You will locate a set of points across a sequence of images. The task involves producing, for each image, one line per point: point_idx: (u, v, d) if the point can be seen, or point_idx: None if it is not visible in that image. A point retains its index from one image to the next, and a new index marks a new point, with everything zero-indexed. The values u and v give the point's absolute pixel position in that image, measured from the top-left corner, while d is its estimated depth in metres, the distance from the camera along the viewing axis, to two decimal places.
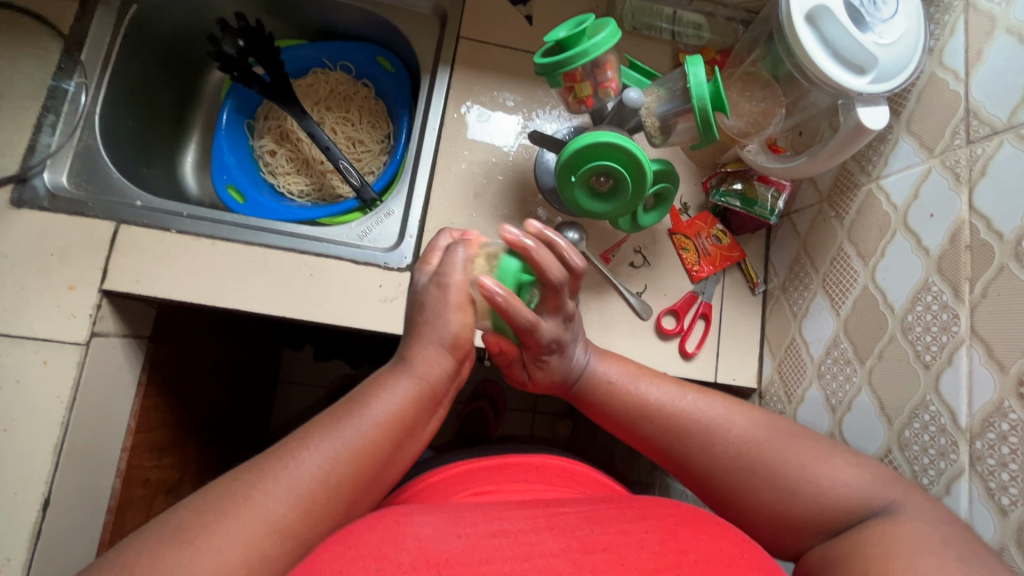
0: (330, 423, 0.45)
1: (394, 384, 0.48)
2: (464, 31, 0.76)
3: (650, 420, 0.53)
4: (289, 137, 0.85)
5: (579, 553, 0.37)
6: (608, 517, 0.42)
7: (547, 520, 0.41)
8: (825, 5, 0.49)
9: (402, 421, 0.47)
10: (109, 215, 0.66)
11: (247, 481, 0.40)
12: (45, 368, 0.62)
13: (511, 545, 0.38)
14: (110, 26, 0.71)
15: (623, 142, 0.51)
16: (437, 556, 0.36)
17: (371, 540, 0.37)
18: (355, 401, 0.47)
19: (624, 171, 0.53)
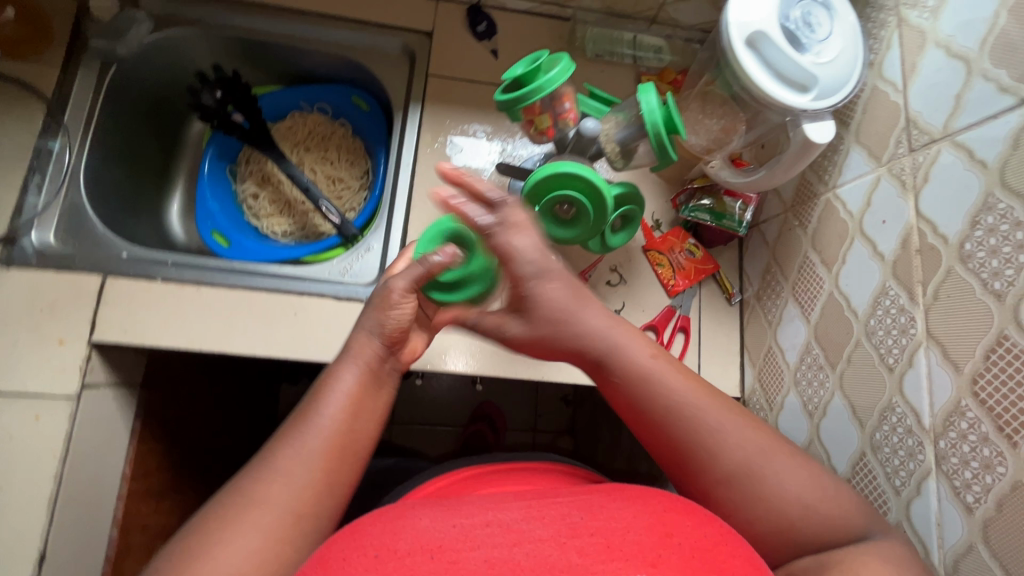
0: (293, 424, 0.48)
1: (344, 375, 0.50)
2: (433, 69, 0.79)
3: (682, 417, 0.50)
4: (270, 179, 0.87)
5: (567, 537, 0.38)
6: (597, 498, 0.42)
7: (539, 508, 0.40)
8: (763, 30, 0.51)
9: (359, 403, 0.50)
10: (97, 268, 0.68)
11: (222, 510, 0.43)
12: (37, 424, 0.63)
13: (501, 532, 0.38)
14: (92, 85, 0.73)
15: (581, 170, 0.53)
16: (431, 541, 0.37)
17: (373, 530, 0.39)
18: (312, 396, 0.50)
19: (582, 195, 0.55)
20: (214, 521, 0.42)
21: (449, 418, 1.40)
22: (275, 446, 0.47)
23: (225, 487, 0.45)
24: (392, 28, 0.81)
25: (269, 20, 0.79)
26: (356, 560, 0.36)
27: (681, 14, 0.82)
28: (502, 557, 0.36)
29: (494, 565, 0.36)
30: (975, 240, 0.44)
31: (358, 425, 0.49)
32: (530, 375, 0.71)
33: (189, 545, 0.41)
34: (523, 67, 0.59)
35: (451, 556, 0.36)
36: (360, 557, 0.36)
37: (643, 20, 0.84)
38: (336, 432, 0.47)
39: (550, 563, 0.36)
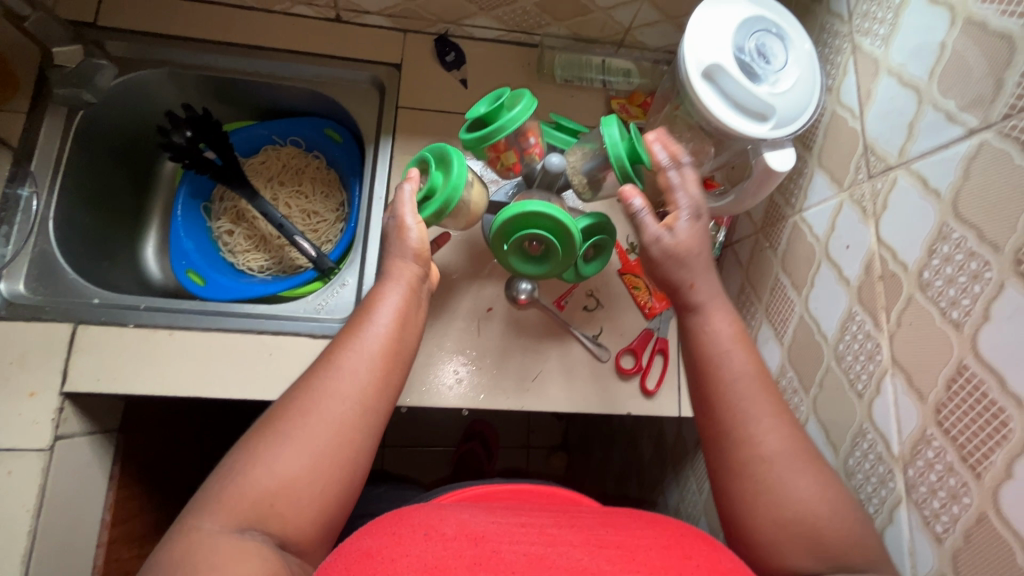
0: (349, 331, 0.52)
1: (391, 292, 0.54)
2: (403, 101, 0.79)
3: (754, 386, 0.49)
4: (245, 216, 0.87)
5: (596, 546, 0.37)
6: (621, 523, 0.42)
7: (570, 523, 0.42)
8: (718, 63, 0.52)
9: (407, 314, 0.54)
10: (68, 316, 0.67)
11: (286, 413, 0.47)
12: (10, 478, 0.62)
13: (537, 534, 0.39)
14: (59, 131, 0.73)
15: (547, 209, 0.53)
16: (475, 532, 0.38)
17: (420, 515, 0.40)
18: (363, 307, 0.54)
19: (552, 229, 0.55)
20: (290, 403, 0.48)
21: (439, 440, 1.38)
22: (336, 345, 0.51)
23: (286, 395, 0.48)
24: (361, 61, 0.81)
25: (237, 58, 0.79)
26: (407, 534, 0.37)
27: (647, 38, 0.83)
28: (537, 552, 0.36)
29: (532, 559, 0.35)
30: (932, 268, 0.44)
31: (407, 332, 0.54)
32: (509, 406, 0.71)
33: (259, 446, 0.45)
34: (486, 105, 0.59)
35: (494, 546, 0.36)
36: (410, 534, 0.37)
37: (610, 44, 0.84)
38: (387, 340, 0.51)
39: (579, 562, 0.35)
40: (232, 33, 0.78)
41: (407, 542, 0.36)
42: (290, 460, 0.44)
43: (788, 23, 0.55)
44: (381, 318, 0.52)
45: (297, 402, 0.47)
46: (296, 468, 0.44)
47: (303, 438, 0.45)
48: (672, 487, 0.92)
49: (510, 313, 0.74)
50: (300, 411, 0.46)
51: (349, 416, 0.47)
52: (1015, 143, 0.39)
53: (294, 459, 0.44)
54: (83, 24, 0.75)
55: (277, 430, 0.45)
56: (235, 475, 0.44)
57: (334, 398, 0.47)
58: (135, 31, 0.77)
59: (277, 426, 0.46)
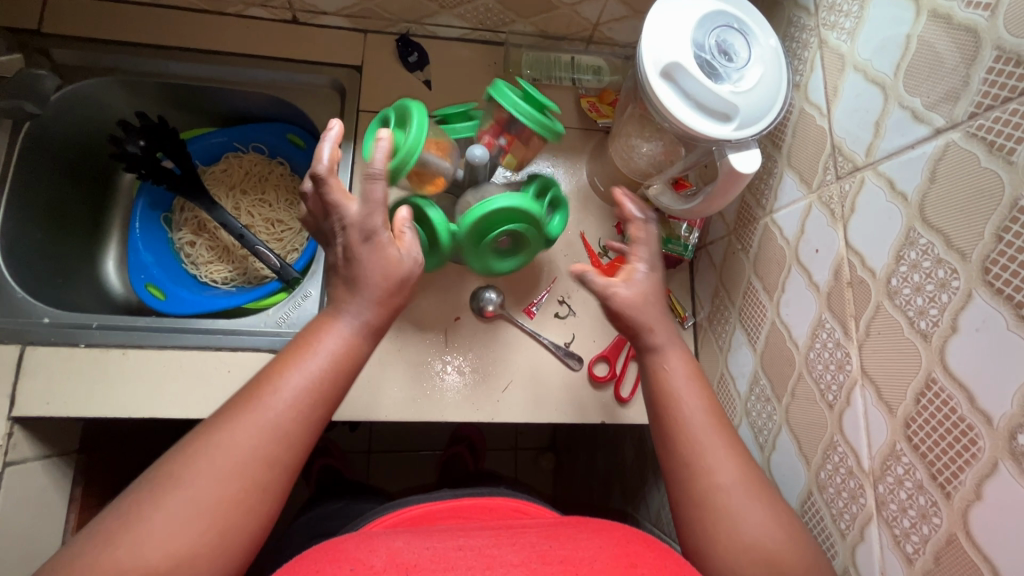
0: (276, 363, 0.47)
1: (335, 325, 0.48)
2: (364, 105, 0.77)
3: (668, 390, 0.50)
4: (207, 226, 0.85)
5: (538, 564, 0.38)
6: (567, 535, 0.42)
7: (511, 539, 0.42)
8: (677, 61, 0.49)
9: (350, 363, 0.48)
10: (15, 338, 0.64)
11: (182, 459, 0.42)
12: None
13: (474, 556, 0.39)
14: (4, 144, 0.70)
15: (416, 121, 0.53)
16: (405, 562, 0.37)
17: (347, 548, 0.40)
18: (303, 342, 0.48)
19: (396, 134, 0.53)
20: (195, 445, 0.42)
21: (423, 445, 1.36)
22: (261, 378, 0.46)
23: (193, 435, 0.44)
24: (321, 64, 0.78)
25: (190, 64, 0.76)
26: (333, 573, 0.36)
27: (617, 33, 0.80)
28: None
29: None
30: (900, 275, 0.42)
31: (343, 382, 0.48)
32: (478, 418, 0.69)
33: (146, 494, 0.40)
34: (521, 97, 0.57)
35: None
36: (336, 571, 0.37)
37: (579, 41, 0.81)
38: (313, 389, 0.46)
39: None
40: (184, 37, 0.75)
41: None
42: (178, 526, 0.39)
43: (751, 17, 0.53)
44: (317, 360, 0.47)
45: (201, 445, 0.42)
46: (182, 534, 0.39)
47: (200, 498, 0.40)
48: (653, 493, 0.90)
49: (478, 322, 0.72)
50: (201, 463, 0.41)
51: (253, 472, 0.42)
52: (982, 144, 0.37)
53: (180, 526, 0.39)
54: (27, 32, 0.72)
55: (175, 485, 0.41)
56: (115, 529, 0.39)
57: (245, 450, 0.42)
58: (83, 38, 0.74)
59: (177, 478, 0.41)
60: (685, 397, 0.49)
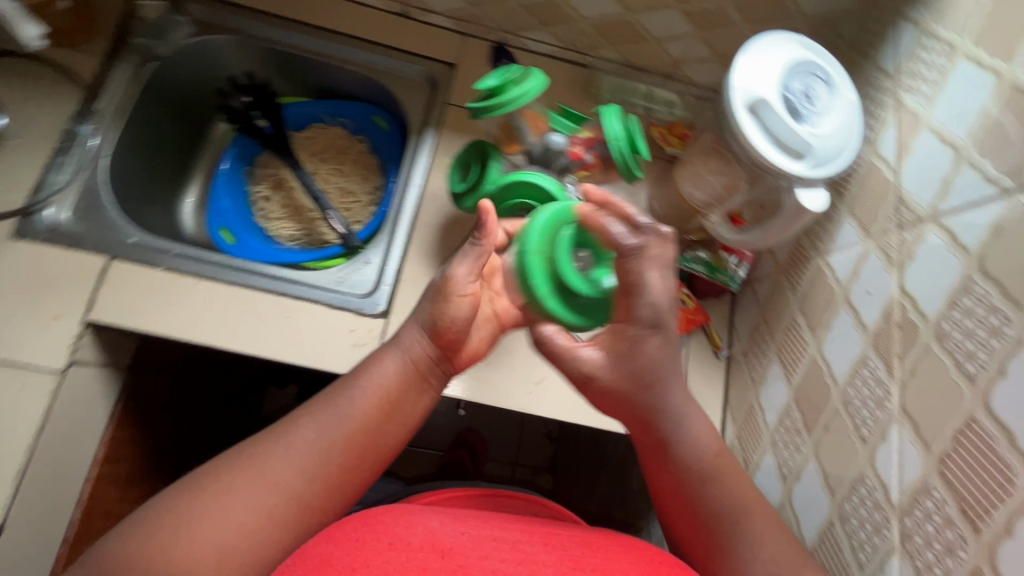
0: (330, 395, 0.57)
1: (385, 360, 0.59)
2: (453, 98, 0.82)
3: (711, 481, 0.54)
4: (284, 185, 0.90)
5: (568, 566, 0.45)
6: (597, 545, 0.49)
7: (544, 538, 0.49)
8: (764, 97, 0.54)
9: (390, 392, 0.58)
10: (103, 251, 0.70)
11: (223, 472, 0.51)
12: (20, 394, 0.64)
13: (506, 550, 0.46)
14: (129, 78, 0.77)
15: (519, 94, 0.59)
16: (442, 544, 0.45)
17: (389, 520, 0.47)
18: (355, 375, 0.59)
19: (506, 83, 0.60)
20: (235, 462, 0.51)
21: (427, 442, 1.37)
22: (310, 406, 0.57)
23: (236, 452, 0.53)
24: (420, 56, 0.85)
25: (304, 36, 0.83)
26: (375, 545, 0.44)
27: (696, 73, 0.84)
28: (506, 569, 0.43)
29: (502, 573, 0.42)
30: (952, 320, 0.45)
31: (378, 412, 0.57)
32: (510, 406, 0.71)
33: (186, 496, 0.49)
34: (623, 131, 0.60)
35: (459, 560, 0.43)
36: (380, 542, 0.44)
37: (658, 75, 0.86)
38: (351, 416, 0.56)
39: None
40: (303, 12, 0.82)
41: (375, 552, 0.43)
42: (208, 529, 0.47)
43: (839, 70, 0.57)
44: (358, 391, 0.57)
45: (254, 457, 0.52)
46: (213, 537, 0.47)
47: (233, 508, 0.48)
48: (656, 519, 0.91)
49: None
50: (236, 478, 0.50)
51: (285, 488, 0.51)
52: None
53: (212, 530, 0.47)
54: None
55: (212, 493, 0.49)
56: (164, 520, 0.47)
57: (277, 470, 0.51)
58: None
59: (213, 488, 0.49)
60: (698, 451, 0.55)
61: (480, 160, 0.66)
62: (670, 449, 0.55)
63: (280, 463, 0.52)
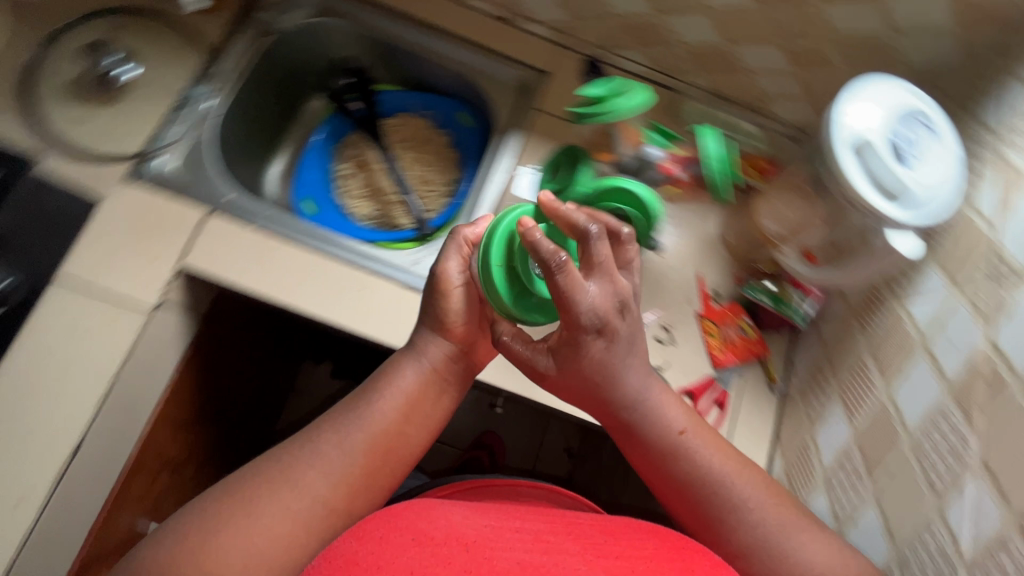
0: (356, 403, 0.64)
1: (406, 368, 0.65)
2: (542, 103, 0.85)
3: (684, 461, 0.60)
4: (366, 166, 0.94)
5: (593, 556, 0.51)
6: (617, 536, 0.56)
7: (564, 532, 0.56)
8: (869, 139, 0.55)
9: (412, 394, 0.64)
10: (203, 203, 0.75)
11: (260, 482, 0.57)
12: (111, 325, 0.67)
13: (528, 544, 0.53)
14: (247, 49, 0.83)
15: (624, 104, 0.61)
16: (466, 538, 0.52)
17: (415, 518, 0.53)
18: (380, 381, 0.65)
19: (612, 91, 0.62)
20: (269, 474, 0.57)
21: (448, 438, 1.38)
22: (335, 414, 0.63)
23: (266, 461, 0.59)
24: (515, 59, 0.87)
25: (409, 29, 0.87)
26: (404, 540, 0.50)
27: (781, 110, 0.85)
28: (528, 562, 0.50)
29: (524, 566, 0.49)
30: None
31: (401, 416, 0.63)
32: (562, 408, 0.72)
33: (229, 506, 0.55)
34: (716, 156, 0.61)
35: (485, 553, 0.50)
36: (407, 539, 0.50)
37: (742, 107, 0.87)
38: (379, 423, 0.62)
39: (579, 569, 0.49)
40: (411, 6, 0.87)
41: (405, 545, 0.50)
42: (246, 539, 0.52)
43: (948, 124, 0.57)
44: (381, 399, 0.63)
45: (286, 468, 0.58)
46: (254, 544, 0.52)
47: (270, 521, 0.54)
48: None
49: None
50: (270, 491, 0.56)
51: (320, 497, 0.57)
52: None
53: (253, 539, 0.53)
54: None
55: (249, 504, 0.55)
56: (205, 530, 0.52)
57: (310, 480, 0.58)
58: None
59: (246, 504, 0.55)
60: (680, 423, 0.60)
61: (572, 163, 0.68)
62: (642, 436, 0.60)
63: (310, 474, 0.58)
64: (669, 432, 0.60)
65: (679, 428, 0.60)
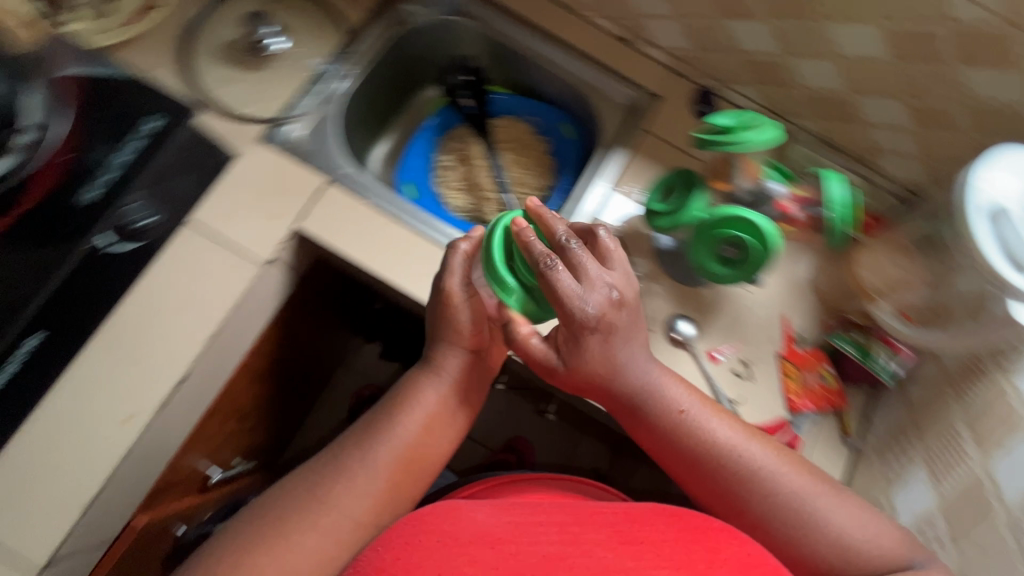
0: (377, 424, 0.67)
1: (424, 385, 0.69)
2: (650, 125, 0.86)
3: (692, 439, 0.64)
4: (467, 161, 0.98)
5: (618, 543, 0.56)
6: (637, 517, 0.60)
7: (589, 518, 0.60)
8: (1005, 208, 0.55)
9: (431, 406, 0.68)
10: (322, 172, 0.79)
11: (293, 503, 0.61)
12: (227, 272, 0.72)
13: (556, 533, 0.57)
14: (380, 36, 0.88)
15: (755, 136, 0.63)
16: (492, 536, 0.56)
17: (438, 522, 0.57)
18: (398, 399, 0.69)
19: (742, 122, 0.64)
20: (300, 494, 0.62)
21: (481, 438, 1.40)
22: (355, 434, 0.67)
23: (295, 481, 0.64)
24: (628, 79, 0.89)
25: (532, 37, 0.90)
26: (430, 544, 0.55)
27: (890, 167, 0.84)
28: (551, 552, 0.54)
29: (550, 558, 0.54)
30: None
31: (421, 426, 0.67)
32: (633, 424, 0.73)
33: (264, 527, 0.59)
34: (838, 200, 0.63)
35: (511, 548, 0.55)
36: (434, 542, 0.55)
37: (849, 158, 0.87)
38: (400, 438, 0.66)
39: (609, 564, 0.53)
40: (537, 17, 0.91)
41: (432, 550, 0.54)
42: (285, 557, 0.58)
43: None
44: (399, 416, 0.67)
45: (315, 488, 0.62)
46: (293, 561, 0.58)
47: (304, 542, 0.59)
48: None
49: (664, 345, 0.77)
50: (300, 513, 0.60)
51: (350, 516, 0.62)
52: None
53: (291, 556, 0.58)
54: None
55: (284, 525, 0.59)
56: (246, 550, 0.57)
57: (338, 498, 0.62)
58: None
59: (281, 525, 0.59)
60: (689, 400, 0.65)
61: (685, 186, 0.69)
62: (640, 412, 0.64)
63: (336, 491, 0.62)
64: (680, 410, 0.64)
65: (692, 406, 0.65)
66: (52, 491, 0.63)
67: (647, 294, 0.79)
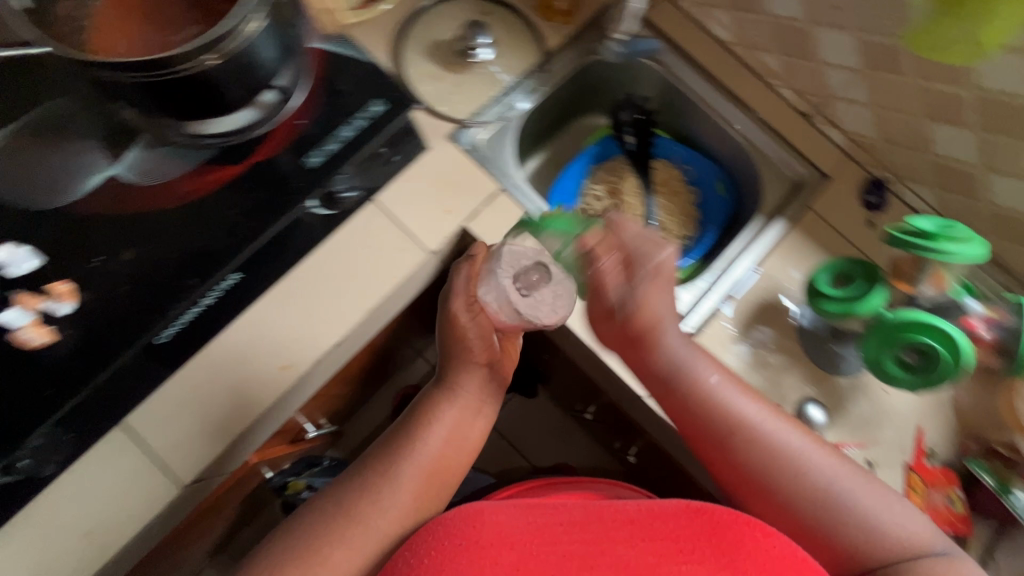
0: (395, 448, 0.66)
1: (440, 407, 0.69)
2: (816, 203, 0.86)
3: (714, 414, 0.65)
4: (617, 195, 1.00)
5: (638, 541, 0.57)
6: (657, 514, 0.61)
7: (606, 515, 0.61)
8: None
9: (449, 424, 0.68)
10: (496, 179, 0.83)
11: (322, 523, 0.60)
12: (396, 254, 0.74)
13: (571, 534, 0.58)
14: (570, 63, 0.92)
15: (959, 251, 0.62)
16: (511, 537, 0.58)
17: (462, 529, 0.58)
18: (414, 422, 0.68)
19: (945, 233, 0.63)
20: (326, 511, 0.61)
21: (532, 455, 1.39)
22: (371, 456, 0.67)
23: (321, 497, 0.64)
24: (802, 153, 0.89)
25: (713, 94, 0.92)
26: (456, 554, 0.56)
27: None
28: (567, 556, 0.56)
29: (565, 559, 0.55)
30: None
31: (443, 444, 0.67)
32: None
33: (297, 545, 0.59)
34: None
35: (530, 551, 0.57)
36: (461, 547, 0.56)
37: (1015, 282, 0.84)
38: (424, 459, 0.66)
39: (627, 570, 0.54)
40: (723, 76, 0.93)
41: (460, 556, 0.56)
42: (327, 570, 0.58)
43: None
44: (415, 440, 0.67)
45: (341, 506, 0.62)
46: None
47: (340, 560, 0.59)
48: None
49: None
50: (328, 530, 0.60)
51: (379, 536, 0.61)
52: None
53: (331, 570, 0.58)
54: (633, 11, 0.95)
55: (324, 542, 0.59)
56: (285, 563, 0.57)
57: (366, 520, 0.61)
58: (669, 37, 0.94)
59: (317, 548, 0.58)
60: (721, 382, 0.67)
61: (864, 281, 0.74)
62: (677, 395, 0.67)
63: (361, 508, 0.61)
64: (705, 385, 0.67)
65: (721, 385, 0.67)
66: (209, 419, 0.66)
67: (785, 371, 0.79)
